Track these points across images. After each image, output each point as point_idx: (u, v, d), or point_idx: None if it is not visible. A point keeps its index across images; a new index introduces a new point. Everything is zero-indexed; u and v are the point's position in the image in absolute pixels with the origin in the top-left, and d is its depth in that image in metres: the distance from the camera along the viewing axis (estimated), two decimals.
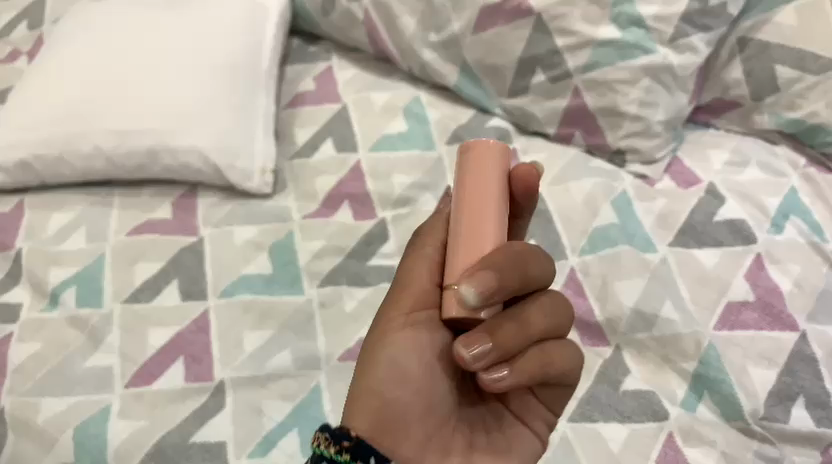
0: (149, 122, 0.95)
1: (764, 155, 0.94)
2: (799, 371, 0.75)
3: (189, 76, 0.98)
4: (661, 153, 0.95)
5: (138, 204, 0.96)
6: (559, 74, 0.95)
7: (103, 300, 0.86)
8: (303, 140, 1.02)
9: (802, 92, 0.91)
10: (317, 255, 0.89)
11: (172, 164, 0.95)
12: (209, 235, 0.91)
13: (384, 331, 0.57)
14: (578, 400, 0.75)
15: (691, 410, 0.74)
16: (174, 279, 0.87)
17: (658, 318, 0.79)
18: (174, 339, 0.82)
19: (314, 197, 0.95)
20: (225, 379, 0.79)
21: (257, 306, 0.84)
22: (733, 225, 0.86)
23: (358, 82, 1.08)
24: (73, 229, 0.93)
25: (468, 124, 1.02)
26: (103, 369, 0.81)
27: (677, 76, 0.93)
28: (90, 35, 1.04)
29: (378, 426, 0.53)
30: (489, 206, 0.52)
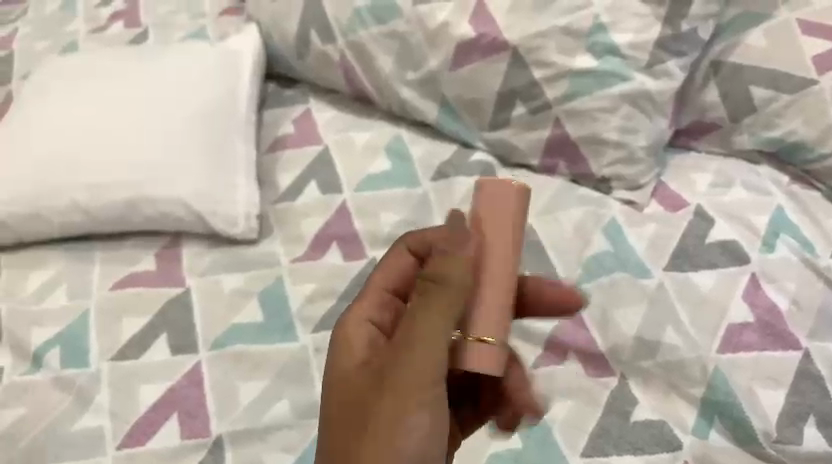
0: (126, 174, 0.93)
1: (747, 175, 0.94)
2: (807, 390, 0.75)
3: (164, 126, 0.96)
4: (645, 178, 0.94)
5: (120, 258, 0.93)
6: (538, 106, 0.96)
7: (88, 359, 0.83)
8: (286, 183, 1.01)
9: (779, 111, 0.92)
10: (309, 299, 0.87)
11: (154, 215, 0.93)
12: (196, 285, 0.89)
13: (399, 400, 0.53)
14: (588, 434, 0.74)
15: (703, 437, 0.74)
16: (162, 333, 0.84)
17: (661, 344, 0.78)
18: (165, 395, 0.79)
19: (302, 241, 0.93)
20: (223, 434, 0.76)
21: (249, 356, 0.81)
22: (725, 246, 0.86)
23: (337, 123, 1.07)
24: (54, 286, 0.90)
25: (452, 160, 1.01)
26: (93, 431, 0.77)
27: (655, 101, 0.93)
28: (61, 87, 1.02)
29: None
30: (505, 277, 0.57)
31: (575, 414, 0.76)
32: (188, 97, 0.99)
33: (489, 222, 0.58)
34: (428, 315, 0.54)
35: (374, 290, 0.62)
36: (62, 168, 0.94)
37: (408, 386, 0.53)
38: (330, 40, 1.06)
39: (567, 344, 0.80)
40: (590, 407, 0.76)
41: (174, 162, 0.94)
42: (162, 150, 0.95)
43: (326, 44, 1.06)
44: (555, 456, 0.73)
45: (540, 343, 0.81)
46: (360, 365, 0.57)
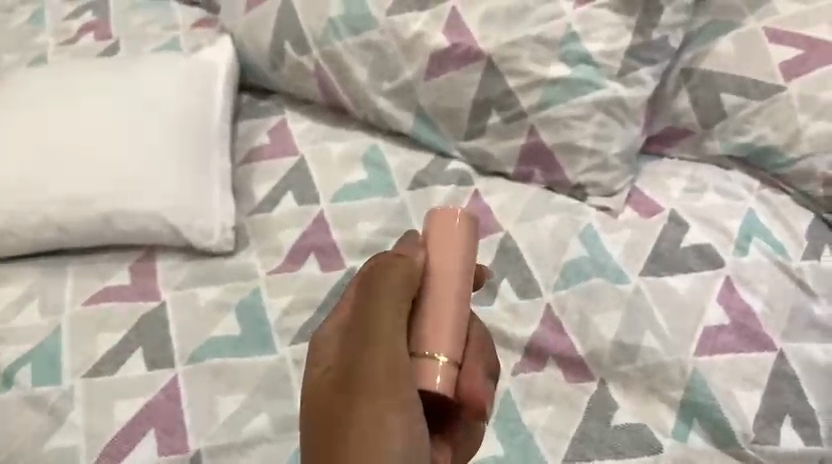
0: (98, 188, 0.92)
1: (720, 180, 0.96)
2: (783, 391, 0.76)
3: (137, 140, 0.95)
4: (619, 185, 0.95)
5: (94, 273, 0.91)
6: (513, 114, 0.97)
7: (61, 375, 0.81)
8: (262, 195, 1.00)
9: (748, 117, 0.94)
10: (287, 310, 0.86)
11: (127, 229, 0.91)
12: (172, 298, 0.88)
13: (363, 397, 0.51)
14: (570, 440, 0.74)
15: (683, 440, 0.74)
16: (137, 348, 0.83)
17: (639, 348, 0.79)
18: (142, 411, 0.78)
19: (279, 252, 0.93)
20: (201, 449, 0.75)
21: (227, 369, 0.80)
22: (700, 250, 0.87)
23: (313, 134, 1.07)
24: (24, 303, 0.88)
25: (428, 169, 1.01)
26: (67, 450, 0.76)
27: (628, 108, 0.94)
28: (27, 101, 1.00)
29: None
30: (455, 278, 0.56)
31: (556, 420, 0.76)
32: (161, 109, 0.98)
33: (441, 240, 0.57)
34: (382, 314, 0.53)
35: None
36: (32, 183, 0.92)
37: (374, 386, 0.50)
38: (305, 50, 1.05)
39: (546, 350, 0.81)
40: (571, 413, 0.76)
41: (148, 176, 0.93)
42: (135, 164, 0.93)
43: (301, 55, 1.06)
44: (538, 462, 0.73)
45: (520, 351, 0.81)
46: (326, 373, 0.52)
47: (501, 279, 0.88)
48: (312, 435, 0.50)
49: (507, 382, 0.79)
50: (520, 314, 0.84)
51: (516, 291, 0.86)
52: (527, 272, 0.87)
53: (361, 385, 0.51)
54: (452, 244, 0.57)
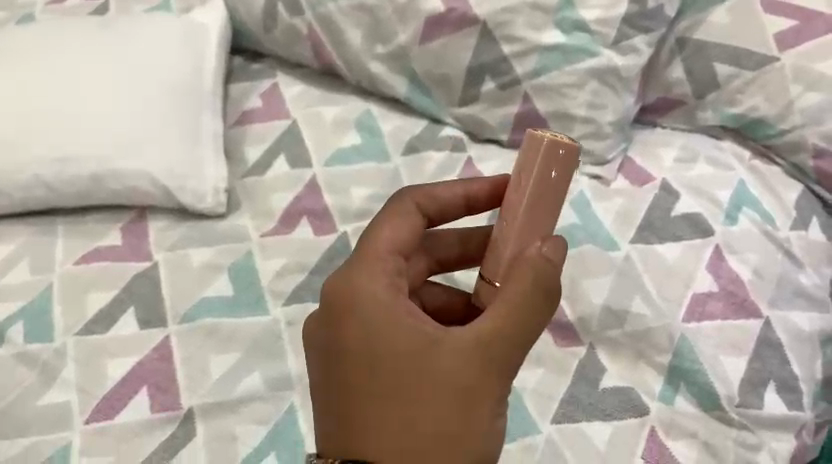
0: (89, 148, 0.91)
1: (711, 150, 0.96)
2: (768, 357, 0.78)
3: (128, 100, 0.94)
4: (612, 154, 0.96)
5: (84, 233, 0.91)
6: (508, 81, 0.96)
7: (53, 333, 0.81)
8: (255, 158, 1.00)
9: (742, 88, 0.94)
10: (280, 272, 0.86)
11: (119, 189, 0.91)
12: (164, 259, 0.88)
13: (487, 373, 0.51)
14: (559, 402, 0.75)
15: (669, 404, 0.75)
16: (129, 307, 0.83)
17: (628, 314, 0.80)
18: (134, 369, 0.78)
19: (271, 215, 0.93)
20: (194, 407, 0.75)
21: (219, 330, 0.81)
22: (690, 219, 0.88)
23: (305, 98, 1.06)
24: (15, 262, 0.88)
25: (421, 135, 1.01)
26: (60, 406, 0.76)
27: (622, 77, 0.94)
28: (12, 58, 0.98)
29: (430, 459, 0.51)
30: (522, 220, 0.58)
31: (545, 383, 0.76)
32: (152, 70, 0.97)
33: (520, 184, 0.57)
34: (532, 314, 0.51)
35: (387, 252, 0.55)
36: (21, 142, 0.91)
37: (503, 376, 0.51)
38: (298, 14, 1.04)
39: None
40: (559, 376, 0.77)
41: (139, 136, 0.92)
42: (126, 124, 0.92)
43: (295, 18, 1.04)
44: (525, 423, 0.74)
45: None
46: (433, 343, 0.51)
47: None
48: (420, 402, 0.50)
49: None
50: None
51: None
52: None
53: (491, 372, 0.51)
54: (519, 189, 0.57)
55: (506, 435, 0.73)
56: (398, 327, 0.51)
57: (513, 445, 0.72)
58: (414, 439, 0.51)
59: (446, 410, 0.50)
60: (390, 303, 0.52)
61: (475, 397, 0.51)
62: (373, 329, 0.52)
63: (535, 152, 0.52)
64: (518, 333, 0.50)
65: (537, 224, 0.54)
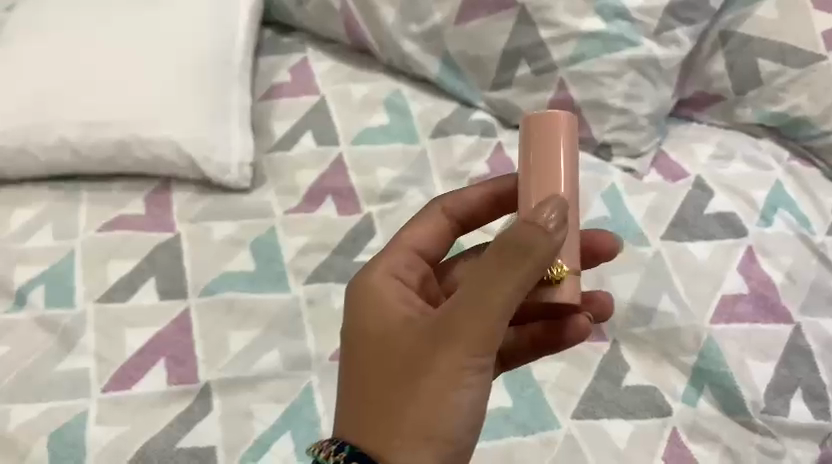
0: (115, 114, 0.90)
1: (749, 149, 0.94)
2: (796, 364, 0.75)
3: (156, 68, 0.93)
4: (646, 146, 0.94)
5: (108, 200, 0.90)
6: (543, 67, 0.94)
7: (74, 300, 0.80)
8: (281, 132, 0.98)
9: (785, 86, 0.91)
10: (302, 251, 0.85)
11: (143, 157, 0.90)
12: (186, 231, 0.87)
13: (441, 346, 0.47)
14: (580, 397, 0.73)
15: (692, 406, 0.73)
16: (150, 278, 0.83)
17: (656, 311, 0.78)
18: (153, 340, 0.78)
19: (296, 192, 0.92)
20: (211, 381, 0.75)
21: (239, 306, 0.80)
22: (724, 218, 0.86)
23: (335, 75, 1.04)
24: (38, 226, 0.87)
25: (451, 118, 0.99)
26: (78, 372, 0.75)
27: (662, 69, 0.92)
28: (47, 24, 0.97)
29: (380, 429, 0.48)
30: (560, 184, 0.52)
31: (567, 378, 0.75)
32: (182, 38, 0.95)
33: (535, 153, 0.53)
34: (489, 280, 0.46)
35: (399, 249, 0.57)
36: (48, 104, 0.91)
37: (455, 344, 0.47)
38: None
39: None
40: (581, 371, 0.75)
41: (166, 105, 0.91)
42: (154, 93, 0.91)
43: None
44: (545, 417, 0.72)
45: None
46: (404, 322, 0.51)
47: None
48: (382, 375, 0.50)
49: None
50: None
51: None
52: None
53: (446, 344, 0.47)
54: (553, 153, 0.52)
55: (525, 426, 0.72)
56: (384, 308, 0.53)
57: (531, 439, 0.71)
58: (371, 408, 0.49)
59: (399, 379, 0.49)
60: (379, 289, 0.54)
61: (430, 369, 0.48)
62: (360, 312, 0.54)
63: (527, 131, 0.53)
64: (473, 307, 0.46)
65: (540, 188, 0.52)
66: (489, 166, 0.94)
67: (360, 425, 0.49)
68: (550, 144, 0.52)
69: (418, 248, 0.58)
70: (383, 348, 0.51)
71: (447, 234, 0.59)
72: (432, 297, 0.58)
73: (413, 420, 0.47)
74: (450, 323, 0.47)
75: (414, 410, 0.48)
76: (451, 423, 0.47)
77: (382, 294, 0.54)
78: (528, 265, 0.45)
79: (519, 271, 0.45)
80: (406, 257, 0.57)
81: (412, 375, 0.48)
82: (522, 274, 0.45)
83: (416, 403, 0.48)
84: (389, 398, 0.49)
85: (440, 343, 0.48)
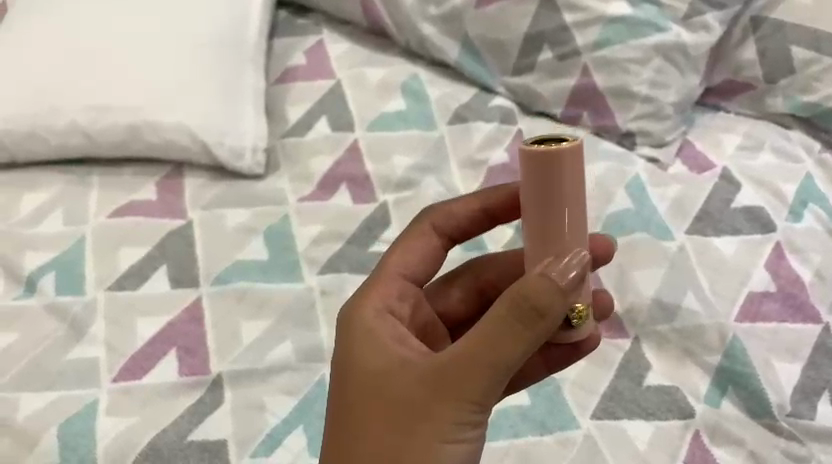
0: (128, 97, 0.88)
1: (779, 139, 0.90)
2: (824, 365, 0.72)
3: (169, 50, 0.91)
4: (671, 136, 0.91)
5: (119, 185, 0.89)
6: (567, 52, 0.92)
7: (84, 287, 0.79)
8: (296, 117, 0.96)
9: (817, 75, 0.88)
10: (316, 240, 0.83)
11: (156, 142, 0.88)
12: (198, 218, 0.85)
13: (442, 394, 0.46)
14: (599, 397, 0.71)
15: (715, 407, 0.71)
16: (161, 265, 0.81)
17: (679, 309, 0.76)
18: (164, 329, 0.76)
19: (310, 179, 0.90)
20: (222, 373, 0.73)
21: (252, 295, 0.78)
22: (751, 213, 0.83)
23: (351, 58, 1.02)
24: (49, 211, 0.86)
25: (470, 104, 0.97)
26: (88, 361, 0.74)
27: (689, 55, 0.90)
28: (57, 3, 0.95)
29: None
30: (570, 226, 0.47)
31: (586, 376, 0.73)
32: (195, 19, 0.93)
33: (541, 194, 0.46)
34: (497, 339, 0.44)
35: (388, 275, 0.56)
36: (60, 87, 0.89)
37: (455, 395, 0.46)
38: None
39: None
40: (601, 369, 0.73)
41: (179, 88, 0.89)
42: (167, 75, 0.90)
43: None
44: (563, 417, 0.70)
45: None
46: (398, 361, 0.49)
47: None
48: (378, 415, 0.48)
49: None
50: None
51: None
52: None
53: (446, 392, 0.46)
54: (562, 195, 0.46)
55: (543, 426, 0.70)
56: (375, 340, 0.51)
57: (549, 438, 0.69)
58: (365, 445, 0.48)
59: (395, 420, 0.48)
60: (367, 320, 0.53)
61: (428, 414, 0.46)
62: (350, 343, 0.52)
63: (543, 177, 0.46)
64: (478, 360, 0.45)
65: (547, 231, 0.47)
66: (508, 154, 0.91)
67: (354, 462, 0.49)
68: (559, 187, 0.46)
69: (408, 272, 0.57)
70: (376, 388, 0.49)
71: (437, 253, 0.59)
72: (419, 324, 0.58)
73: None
74: (451, 374, 0.46)
75: (409, 458, 0.47)
76: None
77: (374, 329, 0.52)
78: (536, 327, 0.44)
79: (526, 332, 0.44)
80: (394, 281, 0.56)
81: (406, 422, 0.47)
82: (526, 333, 0.44)
83: (412, 447, 0.47)
84: (384, 439, 0.48)
85: (440, 389, 0.46)
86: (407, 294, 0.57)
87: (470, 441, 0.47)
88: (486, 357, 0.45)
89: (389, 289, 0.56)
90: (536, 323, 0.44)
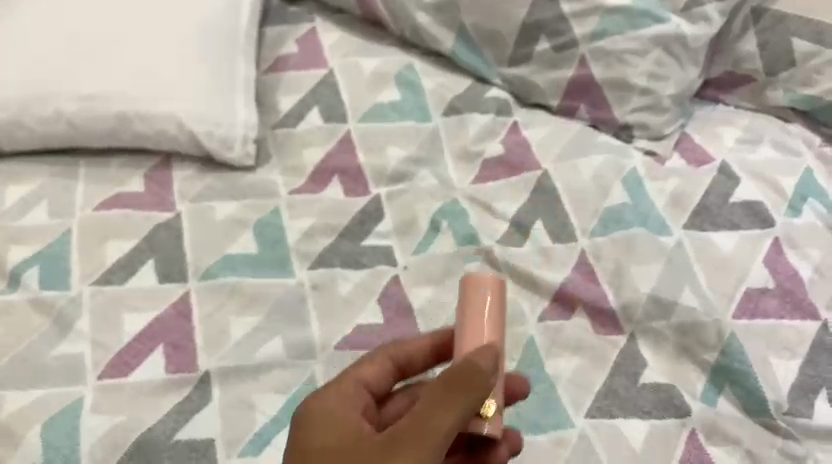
0: (117, 86, 0.86)
1: (777, 133, 0.89)
2: (822, 363, 0.71)
3: (159, 38, 0.89)
4: (669, 129, 0.89)
5: (106, 176, 0.87)
6: (565, 42, 0.91)
7: (70, 281, 0.78)
8: (287, 108, 0.94)
9: (820, 67, 0.88)
10: (307, 234, 0.82)
11: (145, 132, 0.86)
12: (187, 211, 0.84)
13: (386, 456, 0.45)
14: (594, 395, 0.70)
15: (711, 406, 0.70)
16: (149, 259, 0.80)
17: (676, 305, 0.74)
18: (151, 325, 0.75)
19: (301, 171, 0.88)
20: (210, 370, 0.72)
21: (242, 289, 0.77)
22: (750, 207, 0.81)
23: (344, 47, 1.00)
24: (35, 203, 0.84)
25: (465, 95, 0.95)
26: (73, 358, 0.73)
27: (688, 47, 0.88)
28: None
29: None
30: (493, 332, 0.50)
31: (581, 374, 0.72)
32: (184, 5, 0.91)
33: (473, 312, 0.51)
34: (435, 402, 0.45)
35: (351, 382, 0.52)
36: (47, 74, 0.87)
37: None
38: None
39: (575, 298, 0.76)
40: (596, 366, 0.72)
41: (169, 77, 0.87)
42: (157, 64, 0.87)
43: None
44: (558, 416, 0.69)
45: (546, 297, 0.77)
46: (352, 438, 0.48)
47: (533, 222, 0.83)
48: None
49: (531, 328, 0.75)
50: (550, 257, 0.79)
51: (547, 234, 0.81)
52: (563, 215, 0.82)
53: (392, 454, 0.45)
54: (491, 315, 0.51)
55: (537, 425, 0.69)
56: (335, 417, 0.49)
57: (543, 438, 0.68)
58: None
59: None
60: (329, 402, 0.51)
61: None
62: (305, 422, 0.50)
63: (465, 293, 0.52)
64: (421, 423, 0.45)
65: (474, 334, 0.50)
66: (504, 146, 0.90)
67: None
68: (486, 307, 0.51)
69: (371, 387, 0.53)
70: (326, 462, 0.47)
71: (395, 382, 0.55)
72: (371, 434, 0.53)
73: None
74: (398, 437, 0.45)
75: None
76: None
77: (325, 409, 0.50)
78: (467, 396, 0.45)
79: (460, 397, 0.45)
80: (353, 386, 0.52)
81: None
82: (460, 405, 0.45)
83: None
84: None
85: (387, 453, 0.45)
86: (362, 399, 0.52)
87: None
88: (422, 420, 0.45)
89: (346, 389, 0.52)
90: (467, 389, 0.45)
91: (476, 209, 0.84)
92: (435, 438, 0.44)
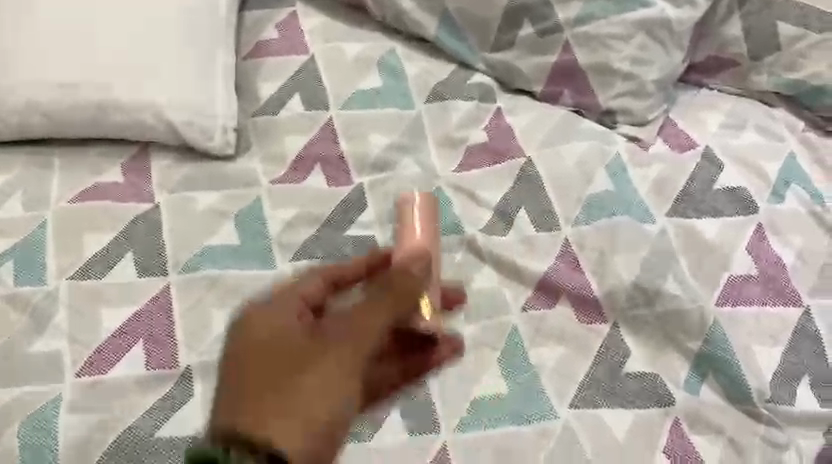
0: (94, 74, 0.84)
1: (761, 118, 0.89)
2: (804, 349, 0.72)
3: (136, 23, 0.87)
4: (653, 115, 0.89)
5: (83, 167, 0.85)
6: (549, 27, 0.90)
7: (46, 276, 0.76)
8: (268, 94, 0.93)
9: (804, 51, 0.88)
10: (289, 224, 0.81)
11: (122, 122, 0.84)
12: (166, 202, 0.82)
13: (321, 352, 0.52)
14: (578, 385, 0.70)
15: (694, 394, 0.70)
16: (127, 253, 0.78)
17: (660, 293, 0.74)
18: (130, 320, 0.74)
19: (283, 160, 0.87)
20: (191, 366, 0.71)
21: (224, 282, 0.76)
22: (734, 194, 0.81)
23: (325, 32, 0.98)
24: (9, 195, 0.82)
25: (448, 80, 0.94)
26: (51, 355, 0.71)
27: (674, 31, 0.88)
28: None
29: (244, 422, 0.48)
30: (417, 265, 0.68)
31: (564, 364, 0.72)
32: None
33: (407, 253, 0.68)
34: (377, 308, 0.55)
35: (293, 297, 0.58)
36: (20, 62, 0.84)
37: (320, 386, 0.50)
38: None
39: (559, 287, 0.76)
40: (580, 356, 0.72)
41: (147, 64, 0.85)
42: (134, 50, 0.85)
43: None
44: (542, 407, 0.69)
45: (530, 286, 0.77)
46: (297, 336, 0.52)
47: (517, 209, 0.82)
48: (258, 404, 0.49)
49: (515, 318, 0.75)
50: (534, 245, 0.79)
51: (531, 222, 0.81)
52: (546, 203, 0.82)
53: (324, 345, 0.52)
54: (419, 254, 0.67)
55: (521, 416, 0.69)
56: (271, 325, 0.53)
57: (527, 429, 0.68)
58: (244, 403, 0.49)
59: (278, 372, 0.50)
60: (271, 317, 0.53)
61: (306, 370, 0.51)
62: (243, 324, 0.53)
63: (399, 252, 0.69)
64: (364, 328, 0.54)
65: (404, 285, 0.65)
66: (487, 134, 0.89)
67: (237, 413, 0.48)
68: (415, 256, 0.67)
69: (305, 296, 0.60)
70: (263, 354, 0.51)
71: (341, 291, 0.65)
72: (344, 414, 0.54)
73: (287, 419, 0.49)
74: (329, 338, 0.53)
75: (286, 417, 0.49)
76: (306, 435, 0.49)
77: (269, 324, 0.53)
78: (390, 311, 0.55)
79: (390, 305, 0.55)
80: (293, 300, 0.57)
81: (287, 372, 0.50)
82: (379, 325, 0.54)
83: (287, 401, 0.49)
84: (254, 408, 0.48)
85: (323, 347, 0.52)
86: (301, 315, 0.55)
87: (340, 406, 0.51)
88: (363, 314, 0.54)
89: (289, 305, 0.56)
90: (397, 302, 0.56)
91: (459, 197, 0.83)
92: (368, 337, 0.54)
